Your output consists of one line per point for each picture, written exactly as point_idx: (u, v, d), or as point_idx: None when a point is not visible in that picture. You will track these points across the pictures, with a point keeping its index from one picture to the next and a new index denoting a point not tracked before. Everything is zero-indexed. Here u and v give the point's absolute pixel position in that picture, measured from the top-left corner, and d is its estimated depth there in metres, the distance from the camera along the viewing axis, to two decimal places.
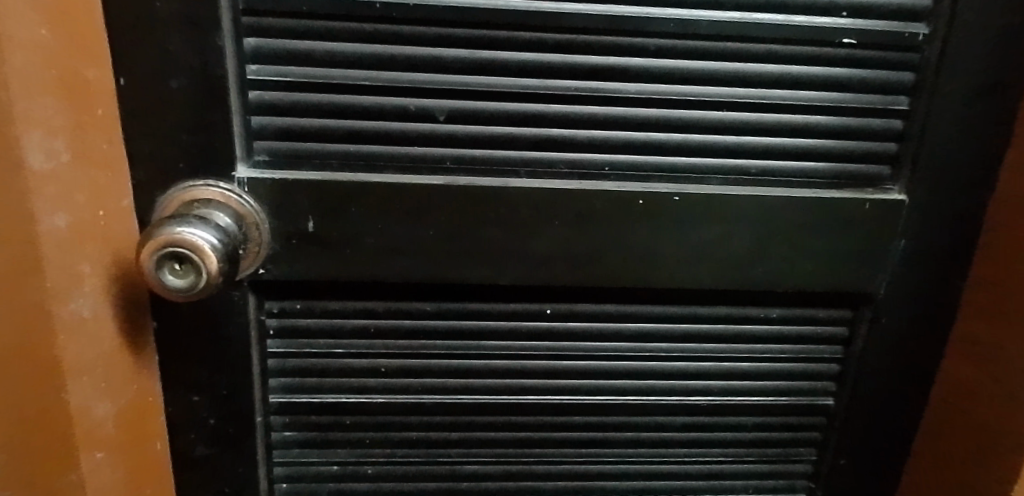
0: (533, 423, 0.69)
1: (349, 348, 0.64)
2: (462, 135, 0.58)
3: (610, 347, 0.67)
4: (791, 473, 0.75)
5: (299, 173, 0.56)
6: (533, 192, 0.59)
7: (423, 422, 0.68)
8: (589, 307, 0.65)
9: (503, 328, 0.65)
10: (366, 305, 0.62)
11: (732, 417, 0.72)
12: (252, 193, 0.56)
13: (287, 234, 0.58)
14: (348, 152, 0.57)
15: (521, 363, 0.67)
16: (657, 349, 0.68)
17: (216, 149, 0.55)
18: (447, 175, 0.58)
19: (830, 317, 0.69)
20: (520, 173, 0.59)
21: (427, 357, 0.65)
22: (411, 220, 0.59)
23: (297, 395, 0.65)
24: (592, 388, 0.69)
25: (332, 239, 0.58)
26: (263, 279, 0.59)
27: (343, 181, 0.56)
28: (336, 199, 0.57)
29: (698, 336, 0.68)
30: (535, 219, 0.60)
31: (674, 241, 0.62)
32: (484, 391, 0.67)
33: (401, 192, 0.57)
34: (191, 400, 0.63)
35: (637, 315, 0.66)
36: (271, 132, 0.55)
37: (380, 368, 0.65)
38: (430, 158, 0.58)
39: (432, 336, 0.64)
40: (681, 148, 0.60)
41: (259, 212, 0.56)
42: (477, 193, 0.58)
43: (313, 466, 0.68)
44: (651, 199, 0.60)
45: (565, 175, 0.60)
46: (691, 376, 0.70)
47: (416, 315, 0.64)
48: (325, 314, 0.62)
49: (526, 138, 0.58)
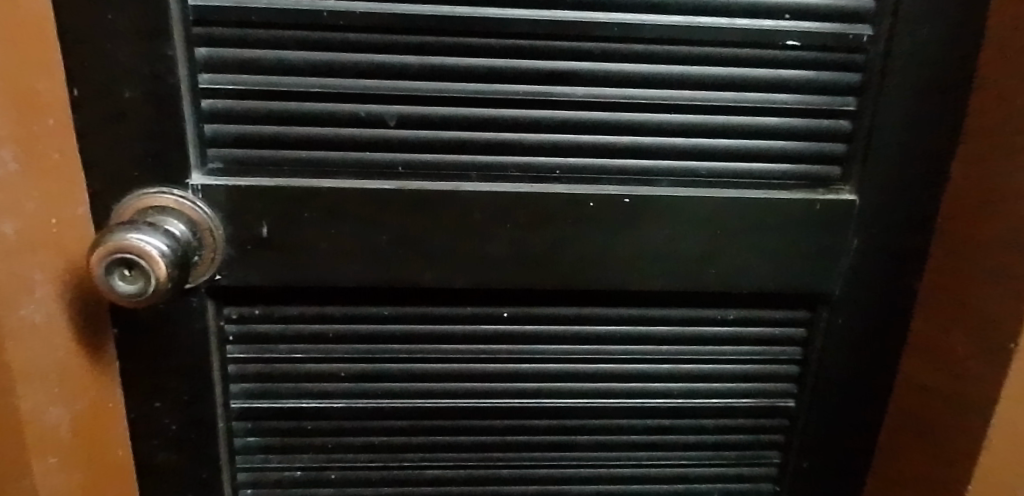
0: (494, 427, 0.69)
1: (308, 353, 0.64)
2: (413, 140, 0.59)
3: (570, 350, 0.68)
4: (757, 476, 0.76)
5: (253, 179, 0.58)
6: (485, 196, 0.60)
7: (384, 427, 0.68)
8: (547, 309, 0.66)
9: (461, 331, 0.66)
10: (324, 309, 0.63)
11: (696, 420, 0.72)
12: (206, 199, 0.57)
13: (241, 240, 0.59)
14: (301, 158, 0.58)
15: (481, 366, 0.67)
16: (616, 352, 0.68)
17: (170, 157, 0.56)
18: (399, 179, 0.59)
19: (787, 317, 0.70)
20: (471, 176, 0.60)
21: (386, 361, 0.66)
22: (365, 224, 0.59)
23: (257, 400, 0.66)
24: (552, 391, 0.69)
25: (287, 243, 0.59)
26: (220, 284, 0.60)
27: (295, 186, 0.58)
28: (290, 205, 0.58)
29: (657, 338, 0.68)
30: (488, 222, 0.61)
31: (627, 241, 0.63)
32: (444, 395, 0.68)
33: (354, 197, 0.58)
34: (152, 406, 0.63)
35: (595, 317, 0.67)
36: (224, 140, 0.57)
37: (340, 373, 0.66)
38: (381, 163, 0.59)
39: (391, 340, 0.65)
40: (631, 150, 0.61)
41: (213, 219, 0.57)
42: (428, 197, 0.59)
43: (276, 471, 0.69)
44: (603, 200, 0.61)
45: (516, 178, 0.61)
46: (653, 378, 0.70)
47: (373, 320, 0.64)
48: (283, 319, 0.63)
49: (477, 142, 0.59)
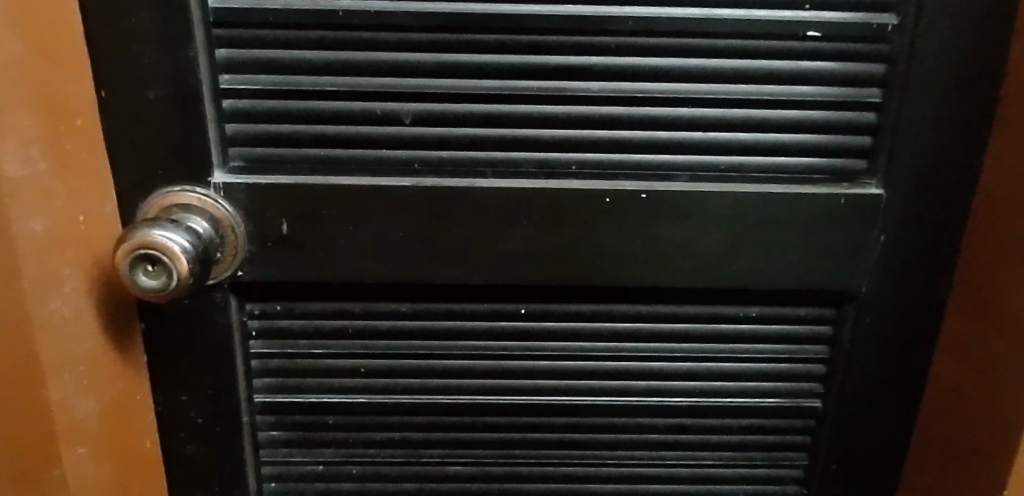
0: (513, 424, 0.69)
1: (328, 348, 0.65)
2: (429, 137, 0.59)
3: (589, 347, 0.67)
4: (782, 478, 0.74)
5: (272, 177, 0.59)
6: (500, 193, 0.60)
7: (403, 423, 0.69)
8: (565, 306, 0.65)
9: (479, 328, 0.66)
10: (343, 306, 0.64)
11: (719, 420, 0.71)
12: (227, 197, 0.58)
13: (262, 237, 0.60)
14: (319, 157, 0.59)
15: (499, 363, 0.67)
16: (636, 349, 0.67)
17: (193, 156, 0.57)
18: (415, 176, 0.60)
19: (812, 315, 0.68)
20: (487, 173, 0.60)
21: (404, 357, 0.66)
22: (381, 221, 0.60)
23: (280, 395, 0.67)
24: (571, 389, 0.68)
25: (306, 240, 0.60)
26: (242, 280, 0.61)
27: (313, 184, 0.58)
28: (308, 202, 0.59)
29: (679, 336, 0.67)
30: (504, 219, 0.61)
31: (645, 237, 0.62)
32: (462, 392, 0.68)
33: (371, 194, 0.59)
34: (179, 399, 0.65)
35: (614, 314, 0.66)
36: (245, 139, 0.58)
37: (360, 369, 0.66)
38: (398, 160, 0.60)
39: (410, 336, 0.66)
40: (648, 145, 0.61)
41: (234, 217, 0.59)
42: (443, 193, 0.60)
43: (299, 465, 0.70)
44: (620, 196, 0.61)
45: (532, 174, 0.61)
46: (674, 377, 0.69)
47: (392, 316, 0.65)
48: (304, 315, 0.64)
49: (492, 139, 0.60)
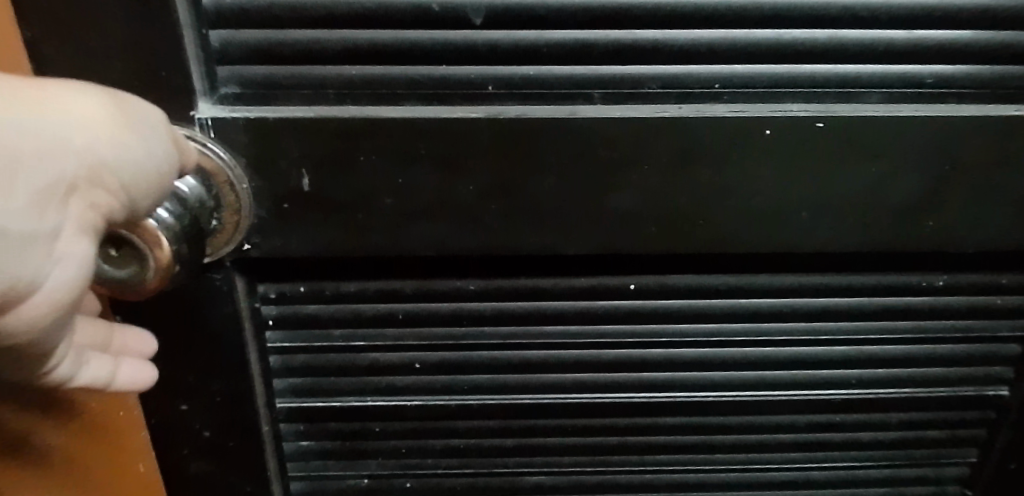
0: (611, 426, 0.55)
1: (371, 340, 0.49)
2: (510, 44, 0.41)
3: (717, 330, 0.51)
4: (941, 478, 0.60)
5: (283, 108, 0.41)
6: (613, 123, 0.41)
7: (471, 428, 0.54)
8: (686, 279, 0.49)
9: (573, 311, 0.50)
10: (391, 286, 0.47)
11: (870, 414, 0.56)
12: (221, 139, 0.40)
13: (274, 195, 0.42)
14: (349, 77, 0.41)
15: (597, 353, 0.51)
16: (777, 332, 0.51)
17: (165, 81, 0.39)
18: (491, 103, 0.42)
19: (1017, 283, 0.50)
20: (591, 96, 0.42)
21: (472, 348, 0.50)
22: (444, 169, 0.42)
23: (310, 398, 0.51)
24: (690, 383, 0.53)
25: (338, 199, 0.43)
26: (250, 255, 0.44)
27: (344, 117, 0.40)
28: (337, 145, 0.41)
29: (835, 315, 0.51)
30: (618, 164, 0.43)
31: (814, 185, 0.44)
32: (547, 390, 0.53)
33: (426, 130, 0.41)
34: (178, 409, 0.49)
35: (753, 289, 0.50)
36: (240, 53, 0.40)
37: (414, 364, 0.51)
38: (464, 81, 0.41)
39: (481, 322, 0.49)
40: (825, 51, 0.42)
41: (233, 167, 0.41)
42: (531, 127, 0.41)
43: (340, 479, 0.55)
44: (783, 126, 0.42)
45: (657, 97, 0.42)
46: (820, 364, 0.53)
47: (456, 297, 0.48)
48: (337, 298, 0.48)
49: (600, 47, 0.41)
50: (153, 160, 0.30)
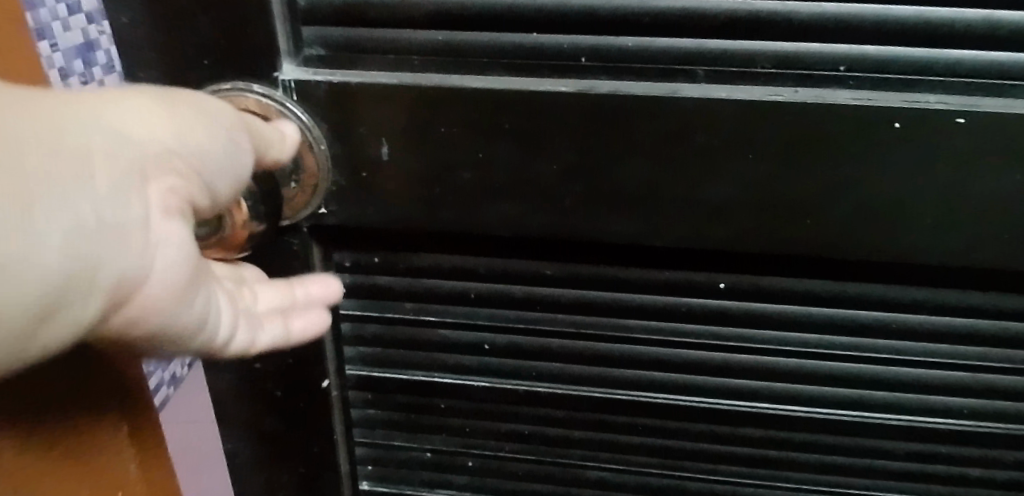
0: (686, 430, 0.51)
1: (442, 316, 0.48)
2: (607, 13, 0.38)
3: (814, 340, 0.47)
4: None
5: (365, 73, 0.40)
6: (712, 105, 0.38)
7: (537, 415, 0.52)
8: (782, 282, 0.44)
9: (654, 304, 0.46)
10: (465, 263, 0.46)
11: (984, 450, 0.50)
12: (301, 101, 0.40)
13: (352, 162, 0.41)
14: (435, 42, 0.39)
15: (677, 352, 0.48)
16: (882, 349, 0.46)
17: (253, 39, 0.39)
18: (582, 76, 0.39)
19: None
20: (695, 74, 0.38)
21: (543, 334, 0.48)
22: (525, 145, 0.40)
23: (378, 369, 0.51)
24: (776, 394, 0.49)
25: (416, 170, 0.41)
26: (326, 222, 0.44)
27: (428, 86, 0.39)
28: (417, 114, 0.40)
29: (954, 336, 0.45)
30: (718, 150, 0.39)
31: (946, 189, 0.39)
32: (619, 385, 0.50)
33: (510, 102, 0.39)
34: (253, 367, 0.50)
35: (861, 300, 0.45)
36: (326, 13, 0.39)
37: (483, 345, 0.49)
38: (556, 51, 0.39)
39: (555, 307, 0.47)
40: (979, 34, 0.36)
41: (311, 130, 0.40)
42: (621, 103, 0.39)
43: (403, 451, 0.55)
44: (913, 120, 0.37)
45: (768, 79, 0.38)
46: (931, 389, 0.48)
47: (531, 280, 0.46)
48: (410, 272, 0.47)
49: (708, 21, 0.37)
50: (140, 107, 0.26)
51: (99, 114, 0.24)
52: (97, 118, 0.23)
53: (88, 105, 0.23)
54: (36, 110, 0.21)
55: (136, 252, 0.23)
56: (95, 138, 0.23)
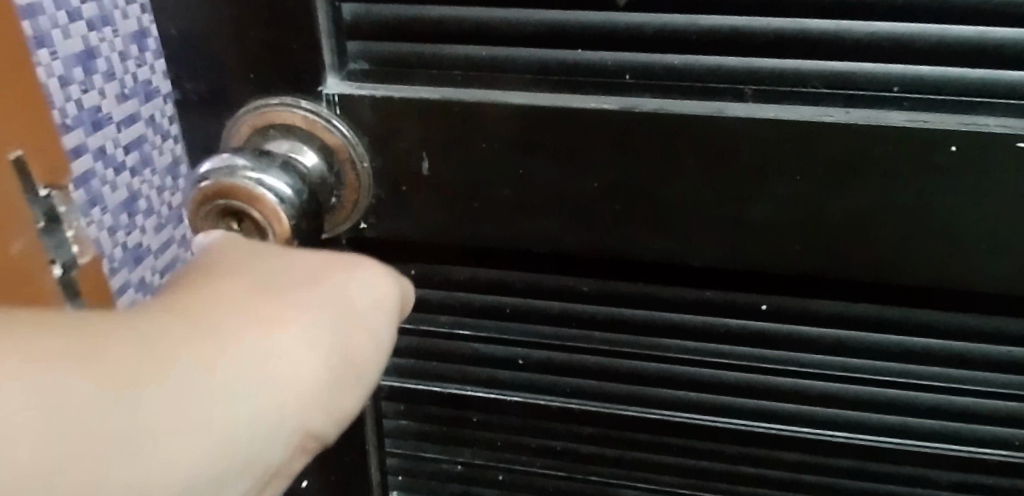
0: (722, 452, 0.50)
1: (476, 330, 0.48)
2: (654, 29, 0.37)
3: (858, 366, 0.45)
4: None
5: (409, 88, 0.40)
6: (759, 124, 0.37)
7: (570, 432, 0.51)
8: (827, 305, 0.43)
9: (693, 324, 0.46)
10: (502, 278, 0.46)
11: None
12: (345, 116, 0.40)
13: (393, 176, 0.42)
14: (478, 58, 0.39)
15: (715, 373, 0.47)
16: (929, 376, 0.45)
17: (296, 54, 0.39)
18: (626, 93, 0.39)
19: None
20: (742, 92, 0.38)
21: (579, 351, 0.48)
22: (568, 161, 0.40)
23: (412, 380, 0.51)
24: (816, 418, 0.48)
25: (457, 185, 0.42)
26: (366, 235, 0.44)
27: (472, 102, 0.39)
28: (460, 129, 0.40)
29: (1008, 365, 0.44)
30: (764, 170, 0.39)
31: (1003, 214, 0.37)
32: (655, 404, 0.49)
33: (553, 118, 0.39)
34: None
35: (908, 325, 0.43)
36: (371, 28, 0.39)
37: (517, 360, 0.49)
38: (600, 68, 0.39)
39: (592, 324, 0.47)
40: None
41: (355, 146, 0.41)
42: (666, 121, 0.38)
43: (434, 462, 0.55)
44: (970, 143, 0.36)
45: (819, 98, 0.37)
46: (980, 419, 0.46)
47: (568, 297, 0.46)
48: (446, 286, 0.47)
49: (757, 38, 0.36)
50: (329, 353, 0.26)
51: (180, 327, 0.23)
52: (157, 333, 0.22)
53: (252, 355, 0.23)
54: (88, 346, 0.20)
55: (212, 478, 0.22)
56: (147, 393, 0.20)
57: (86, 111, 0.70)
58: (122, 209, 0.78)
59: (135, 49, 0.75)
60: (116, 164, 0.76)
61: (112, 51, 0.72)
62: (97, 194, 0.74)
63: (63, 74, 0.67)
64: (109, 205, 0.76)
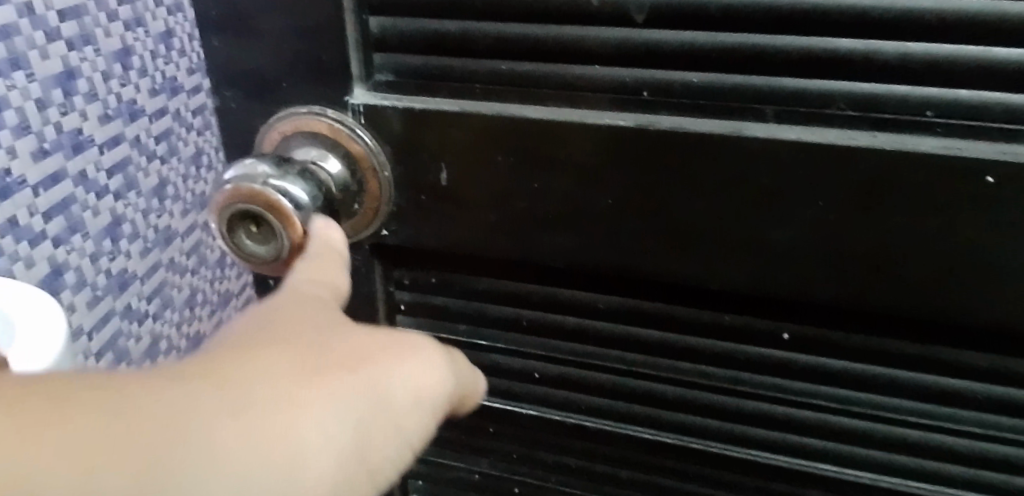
0: (742, 484, 0.49)
1: (495, 341, 0.48)
2: (673, 46, 0.37)
3: (886, 406, 0.44)
4: None
5: (430, 100, 0.41)
6: (781, 146, 0.36)
7: (586, 451, 0.51)
8: (854, 337, 0.41)
9: (713, 349, 0.44)
10: (520, 290, 0.46)
11: None
12: (369, 126, 0.41)
13: (414, 185, 0.43)
14: (498, 72, 0.40)
15: (736, 401, 0.46)
16: (962, 421, 0.43)
17: (326, 65, 0.41)
18: (644, 111, 0.38)
19: None
20: (763, 112, 0.37)
21: (596, 370, 0.47)
22: (584, 177, 0.40)
23: None
24: (841, 456, 0.46)
25: (476, 196, 0.42)
26: (387, 241, 0.45)
27: (490, 115, 0.40)
28: (480, 141, 0.41)
29: None
30: (786, 194, 0.37)
31: None
32: (673, 429, 0.48)
33: (570, 133, 0.39)
34: None
35: (942, 364, 0.41)
36: (397, 41, 0.40)
37: (533, 373, 0.49)
38: (618, 85, 0.38)
39: (610, 343, 0.46)
40: None
41: (377, 155, 0.42)
42: (684, 142, 0.38)
43: (452, 470, 0.55)
44: (1010, 174, 0.34)
45: (844, 121, 0.36)
46: (1018, 467, 0.43)
47: (586, 313, 0.46)
48: (465, 295, 0.47)
49: (780, 57, 0.35)
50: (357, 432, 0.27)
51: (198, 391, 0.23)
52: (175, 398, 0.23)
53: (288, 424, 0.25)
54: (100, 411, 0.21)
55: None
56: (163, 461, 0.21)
57: (126, 103, 0.78)
58: (108, 235, 0.76)
59: (120, 66, 0.76)
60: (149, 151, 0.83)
61: (146, 49, 0.81)
62: (79, 219, 0.71)
63: (42, 96, 0.65)
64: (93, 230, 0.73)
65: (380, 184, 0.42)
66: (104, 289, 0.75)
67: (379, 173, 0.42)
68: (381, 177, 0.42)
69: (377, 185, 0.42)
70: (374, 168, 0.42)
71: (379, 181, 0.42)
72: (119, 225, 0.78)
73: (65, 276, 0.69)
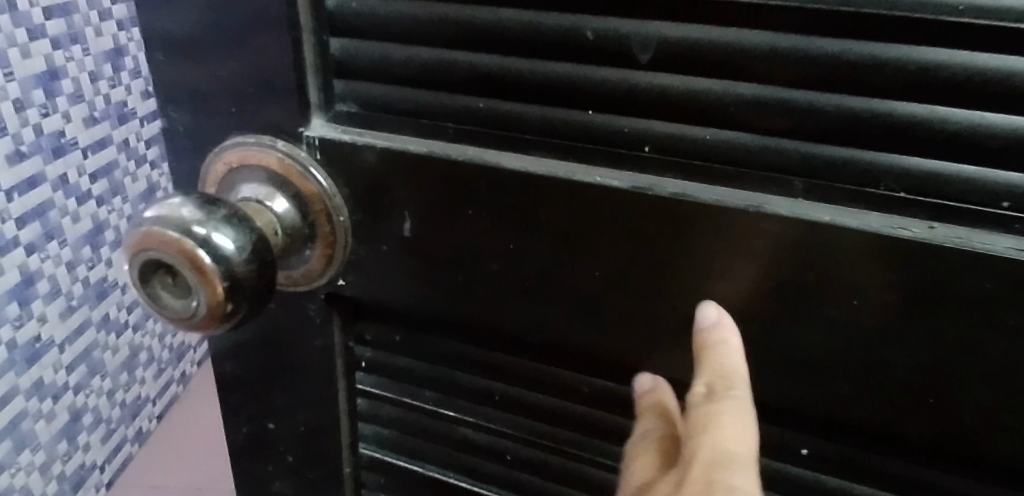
0: None
1: (464, 413, 0.42)
2: (682, 95, 0.29)
3: None
4: None
5: (394, 138, 0.35)
6: (810, 229, 0.29)
7: None
8: (886, 461, 0.34)
9: None
10: (493, 361, 0.40)
11: None
12: (325, 163, 0.36)
13: (373, 235, 0.37)
14: (473, 111, 0.33)
15: None
16: None
17: (278, 90, 0.35)
18: (643, 170, 0.31)
19: None
20: (791, 185, 0.29)
21: (577, 460, 0.41)
22: (568, 243, 0.33)
23: (394, 454, 0.46)
24: None
25: (442, 253, 0.36)
26: (344, 292, 0.39)
27: (461, 161, 0.33)
28: (447, 191, 0.34)
29: None
30: (813, 287, 0.30)
31: None
32: None
33: (553, 191, 0.32)
34: (267, 427, 0.46)
35: None
36: (359, 68, 0.34)
37: (506, 454, 0.42)
38: (614, 137, 0.31)
39: (594, 431, 0.40)
40: None
41: (332, 197, 0.36)
42: (690, 213, 0.30)
43: None
44: None
45: (893, 205, 0.28)
46: None
47: (568, 395, 0.39)
48: (433, 359, 0.41)
49: (813, 119, 0.28)
50: None
51: None
52: None
53: None
54: None
55: None
56: None
57: (51, 138, 0.95)
58: (87, 240, 1.04)
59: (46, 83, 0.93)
60: (80, 191, 1.02)
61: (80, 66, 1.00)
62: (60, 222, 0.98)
63: (21, 97, 0.89)
64: (71, 236, 1.01)
65: (335, 228, 0.37)
66: (78, 300, 1.04)
67: (334, 215, 0.37)
68: (335, 221, 0.37)
69: (331, 229, 0.37)
70: (328, 211, 0.36)
71: (333, 224, 0.37)
72: (101, 229, 1.08)
73: (38, 284, 0.95)
